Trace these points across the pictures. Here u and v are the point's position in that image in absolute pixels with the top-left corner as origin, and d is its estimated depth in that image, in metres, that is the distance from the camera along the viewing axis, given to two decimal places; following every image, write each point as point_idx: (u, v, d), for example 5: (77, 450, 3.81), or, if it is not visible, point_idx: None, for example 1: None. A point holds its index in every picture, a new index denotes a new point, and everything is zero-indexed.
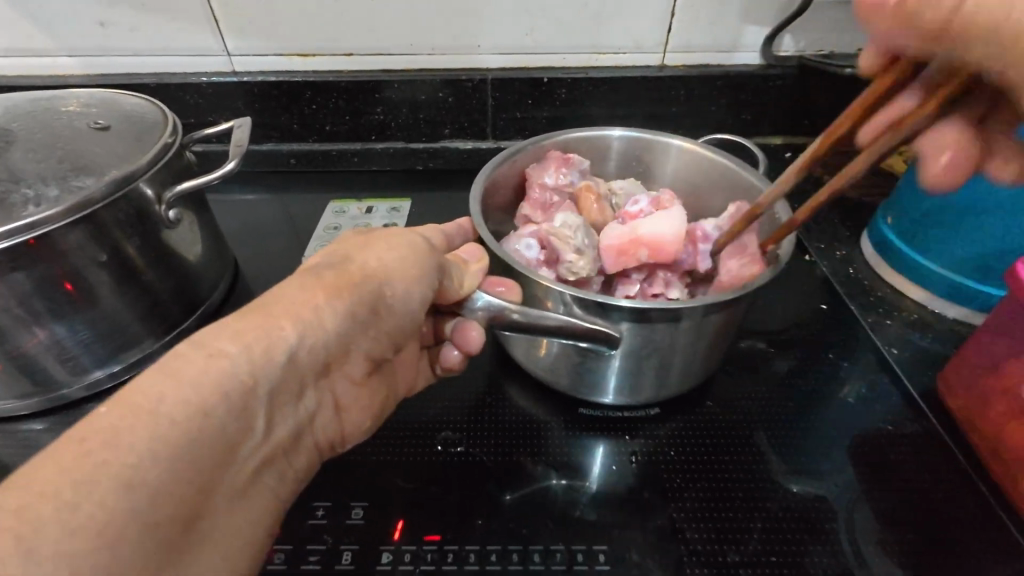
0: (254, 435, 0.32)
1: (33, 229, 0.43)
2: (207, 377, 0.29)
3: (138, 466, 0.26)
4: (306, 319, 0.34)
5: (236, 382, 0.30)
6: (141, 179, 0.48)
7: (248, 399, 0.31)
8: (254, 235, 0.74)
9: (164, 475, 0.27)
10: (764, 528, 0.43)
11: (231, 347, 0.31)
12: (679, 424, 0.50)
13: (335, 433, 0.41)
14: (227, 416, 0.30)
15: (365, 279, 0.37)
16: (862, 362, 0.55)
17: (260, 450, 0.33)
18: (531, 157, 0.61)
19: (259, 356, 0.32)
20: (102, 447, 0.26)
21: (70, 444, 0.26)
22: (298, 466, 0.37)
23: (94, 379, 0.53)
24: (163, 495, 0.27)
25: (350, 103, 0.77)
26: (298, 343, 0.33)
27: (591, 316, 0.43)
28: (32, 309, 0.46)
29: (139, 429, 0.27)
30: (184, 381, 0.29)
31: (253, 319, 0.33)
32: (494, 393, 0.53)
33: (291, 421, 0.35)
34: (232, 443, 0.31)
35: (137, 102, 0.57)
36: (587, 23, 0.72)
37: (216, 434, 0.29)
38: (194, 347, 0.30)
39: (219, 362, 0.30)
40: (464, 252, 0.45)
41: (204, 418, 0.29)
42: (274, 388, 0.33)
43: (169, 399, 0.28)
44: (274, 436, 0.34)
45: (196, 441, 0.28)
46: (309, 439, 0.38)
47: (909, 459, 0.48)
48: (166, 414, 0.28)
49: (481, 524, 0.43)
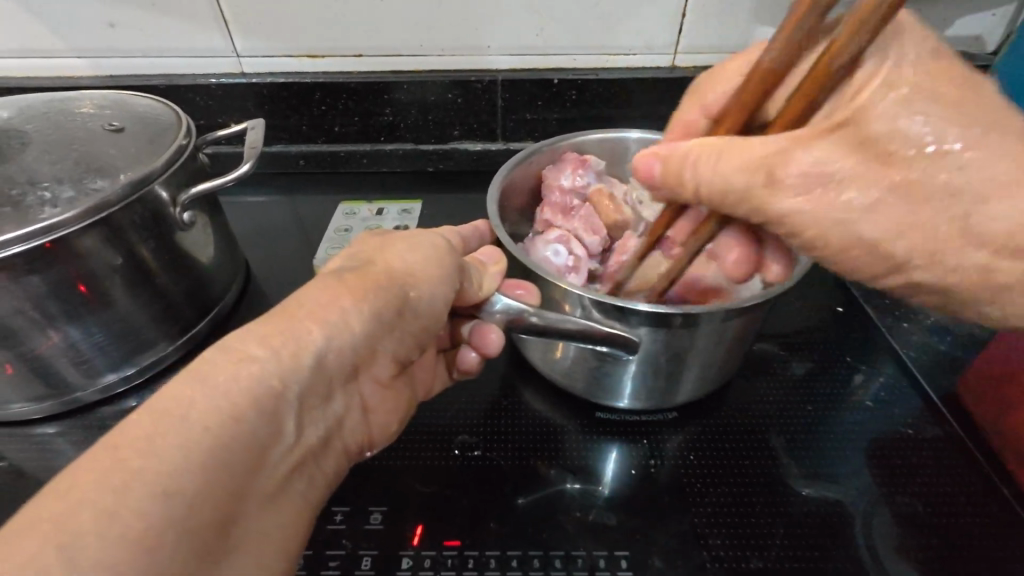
0: (284, 439, 0.32)
1: (51, 232, 0.43)
2: (236, 383, 0.29)
3: (175, 472, 0.26)
4: (332, 321, 0.34)
5: (265, 387, 0.30)
6: (157, 182, 0.48)
7: (277, 404, 0.31)
8: (264, 236, 0.74)
9: (200, 480, 0.27)
10: (786, 534, 0.43)
11: (256, 352, 0.31)
12: (696, 428, 0.50)
13: (362, 437, 0.40)
14: (258, 420, 0.30)
15: (387, 282, 0.36)
16: (880, 365, 0.55)
17: (290, 455, 0.32)
18: (545, 158, 0.61)
19: (287, 361, 0.31)
20: (139, 454, 0.26)
21: (101, 450, 0.26)
22: (328, 470, 0.37)
23: (108, 382, 0.53)
24: (201, 500, 0.26)
25: (360, 104, 0.77)
26: (325, 346, 0.33)
27: (611, 321, 0.43)
28: (47, 311, 0.46)
29: (173, 435, 0.27)
30: (212, 385, 0.29)
31: (278, 322, 0.32)
32: (510, 396, 0.53)
33: (321, 425, 0.35)
34: (264, 446, 0.30)
35: (150, 103, 0.57)
36: (598, 24, 0.72)
37: (250, 439, 0.29)
38: (219, 352, 0.30)
39: (247, 365, 0.30)
40: (482, 255, 0.45)
41: (236, 423, 0.29)
42: (303, 393, 0.32)
43: (199, 404, 0.28)
44: (306, 442, 0.33)
45: (229, 446, 0.28)
46: (339, 441, 0.38)
47: (930, 463, 0.48)
48: (199, 420, 0.27)
49: (499, 529, 0.43)
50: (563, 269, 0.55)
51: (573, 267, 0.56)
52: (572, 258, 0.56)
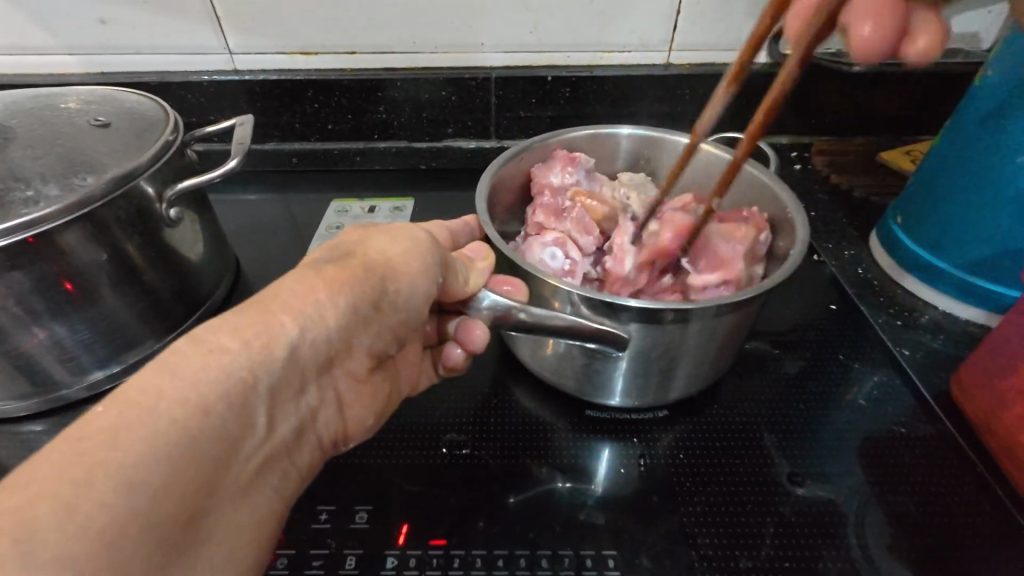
0: (256, 432, 0.31)
1: (33, 227, 0.42)
2: (205, 374, 0.29)
3: (139, 464, 0.25)
4: (308, 313, 0.33)
5: (235, 378, 0.30)
6: (142, 177, 0.48)
7: (248, 397, 0.30)
8: (255, 234, 0.73)
9: (165, 472, 0.26)
10: (776, 534, 0.42)
11: (228, 343, 0.30)
12: (687, 427, 0.50)
13: (338, 430, 0.40)
14: (228, 412, 0.29)
15: (365, 273, 0.36)
16: (874, 363, 0.54)
17: (261, 448, 0.32)
18: (537, 156, 0.61)
19: (258, 352, 0.31)
20: (102, 445, 0.25)
21: (62, 444, 0.25)
22: (302, 464, 0.37)
23: (95, 380, 0.52)
24: (167, 491, 0.26)
25: (353, 102, 0.77)
26: (299, 338, 0.33)
27: (599, 317, 0.42)
28: (31, 308, 0.45)
29: (140, 428, 0.26)
30: (181, 376, 0.28)
31: (252, 314, 0.32)
32: (499, 394, 0.52)
33: (294, 419, 0.35)
34: (234, 439, 0.30)
35: (138, 99, 0.57)
36: (592, 21, 0.72)
37: (219, 431, 0.29)
38: (191, 343, 0.29)
39: (218, 357, 0.29)
40: (470, 250, 0.44)
41: (204, 416, 0.28)
42: (274, 385, 0.32)
43: (167, 396, 0.27)
44: (276, 435, 0.33)
45: (197, 438, 0.28)
46: (313, 435, 0.37)
47: (923, 462, 0.47)
48: (166, 412, 0.27)
49: (486, 528, 0.42)
50: (562, 270, 0.54)
51: (570, 269, 0.54)
52: (570, 258, 0.54)
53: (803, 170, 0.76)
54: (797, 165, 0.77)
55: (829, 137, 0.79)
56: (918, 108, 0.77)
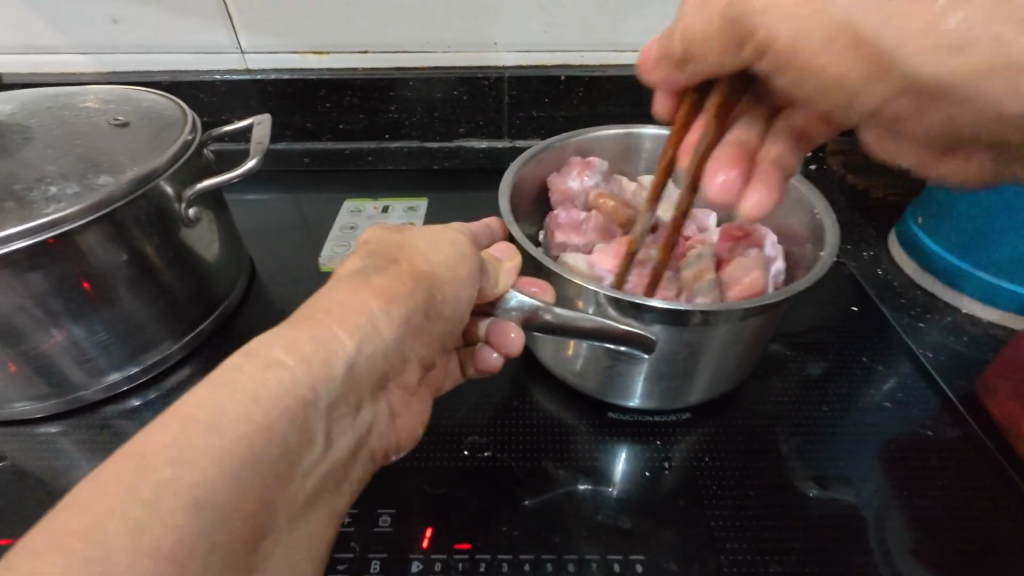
0: (315, 447, 0.30)
1: (54, 228, 0.42)
2: (267, 389, 0.28)
3: (206, 484, 0.25)
4: (363, 326, 0.33)
5: (297, 396, 0.29)
6: (161, 178, 0.47)
7: (308, 413, 0.30)
8: (268, 234, 0.73)
9: (230, 492, 0.26)
10: (804, 538, 0.42)
11: (286, 358, 0.30)
12: (709, 430, 0.49)
13: (389, 442, 0.39)
14: (291, 429, 0.29)
15: (411, 283, 0.36)
16: (896, 365, 0.54)
17: (319, 464, 0.31)
18: (559, 155, 0.60)
19: (319, 369, 0.30)
20: (168, 464, 0.25)
21: (124, 459, 0.25)
22: (355, 477, 0.35)
23: (112, 381, 0.52)
24: (232, 512, 0.26)
25: (366, 101, 0.76)
26: (356, 353, 0.32)
27: (626, 318, 0.42)
28: (49, 309, 0.45)
29: (204, 446, 0.26)
30: (245, 393, 0.28)
31: (307, 327, 0.31)
32: (519, 396, 0.52)
33: (350, 435, 0.34)
34: (293, 455, 0.29)
35: (154, 98, 0.56)
36: (607, 21, 0.71)
37: (281, 449, 0.28)
38: (248, 358, 0.29)
39: (277, 371, 0.29)
40: (497, 250, 0.43)
41: (267, 434, 0.27)
42: (334, 401, 0.31)
43: (231, 413, 0.27)
44: (334, 451, 0.32)
45: (263, 458, 0.27)
46: (367, 448, 0.36)
47: (952, 465, 0.47)
48: (232, 431, 0.26)
49: (509, 531, 0.42)
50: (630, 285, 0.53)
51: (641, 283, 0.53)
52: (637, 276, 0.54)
53: (818, 170, 0.76)
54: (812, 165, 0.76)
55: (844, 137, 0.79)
56: None
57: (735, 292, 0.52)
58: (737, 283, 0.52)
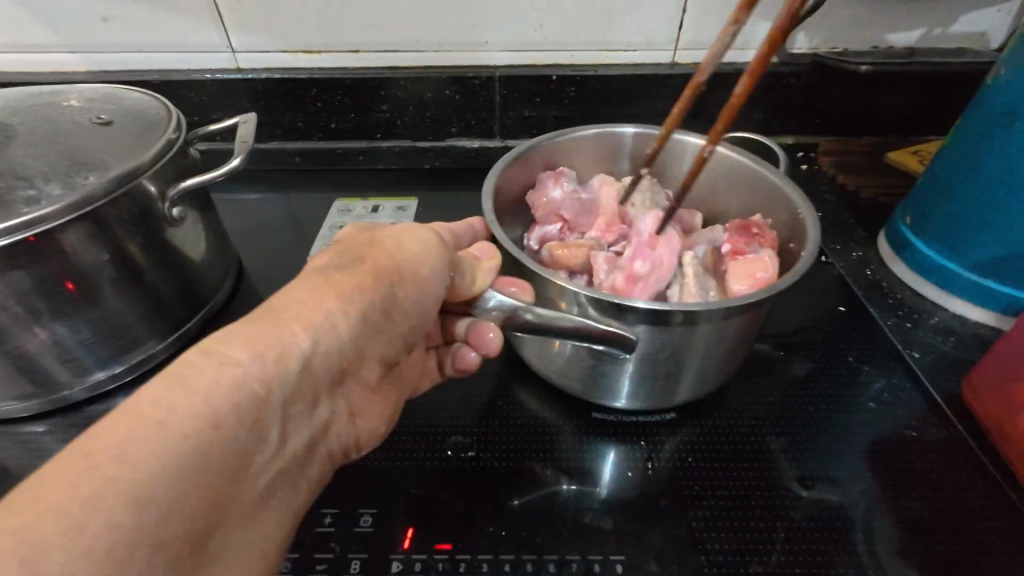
0: (268, 446, 0.30)
1: (33, 227, 0.42)
2: (218, 387, 0.28)
3: (150, 483, 0.25)
4: (319, 324, 0.32)
5: (249, 391, 0.29)
6: (144, 176, 0.47)
7: (261, 410, 0.29)
8: (258, 233, 0.73)
9: (174, 489, 0.25)
10: (787, 539, 0.42)
11: (241, 356, 0.29)
12: (695, 430, 0.49)
13: (350, 439, 0.39)
14: (240, 428, 0.28)
15: (375, 281, 0.35)
16: (882, 365, 0.54)
17: (272, 463, 0.31)
18: (544, 156, 0.60)
19: (272, 364, 0.30)
20: (110, 462, 0.24)
21: (66, 458, 0.24)
22: (312, 477, 0.36)
23: (96, 380, 0.52)
24: (177, 509, 0.26)
25: (357, 101, 0.76)
26: (312, 350, 0.32)
27: (607, 318, 0.42)
28: (32, 308, 0.45)
29: (149, 443, 0.25)
30: (194, 389, 0.27)
31: (262, 324, 0.31)
32: (504, 397, 0.52)
33: (305, 432, 0.34)
34: (245, 453, 0.29)
35: (141, 97, 0.56)
36: (597, 20, 0.71)
37: (231, 447, 0.28)
38: (202, 356, 0.29)
39: (231, 369, 0.29)
40: (476, 249, 0.44)
41: (214, 431, 0.27)
42: (289, 397, 0.31)
43: (178, 410, 0.26)
44: (288, 450, 0.32)
45: (210, 456, 0.27)
46: (324, 448, 0.36)
47: (934, 467, 0.47)
48: (175, 427, 0.26)
49: (492, 532, 0.42)
50: (615, 286, 0.52)
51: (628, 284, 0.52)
52: (625, 275, 0.53)
53: (808, 170, 0.76)
54: (803, 165, 0.76)
55: (836, 137, 0.79)
56: (925, 108, 0.76)
57: (745, 288, 0.51)
58: (743, 278, 0.51)
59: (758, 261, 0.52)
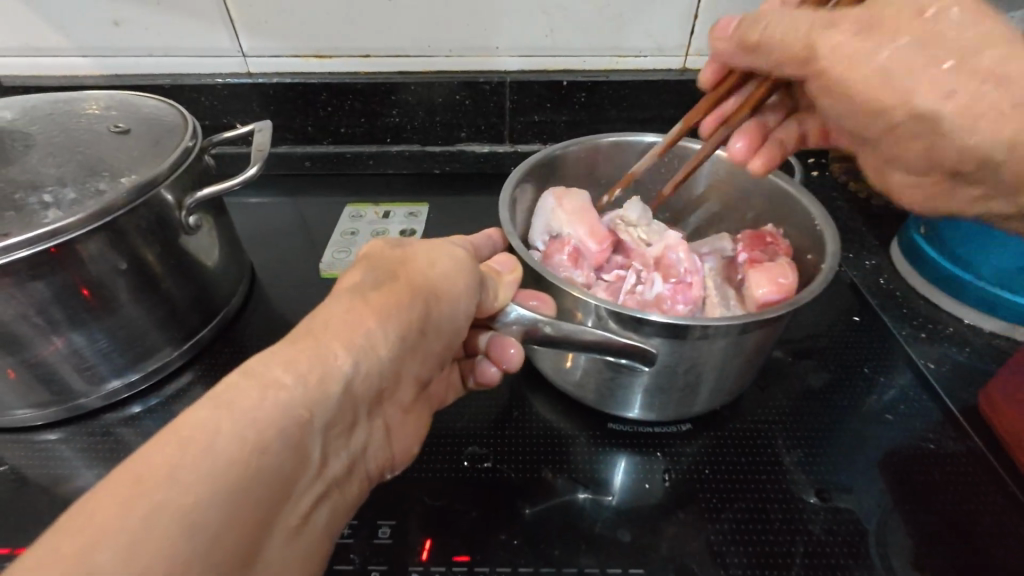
0: (309, 469, 0.30)
1: (54, 237, 0.42)
2: (262, 411, 0.28)
3: (198, 510, 0.25)
4: (358, 344, 0.32)
5: (292, 416, 0.29)
6: (162, 185, 0.47)
7: (303, 435, 0.29)
8: (269, 238, 0.73)
9: (223, 517, 0.26)
10: (806, 553, 0.42)
11: (286, 380, 0.29)
12: (712, 441, 0.49)
13: (386, 459, 0.39)
14: (284, 454, 0.28)
15: (410, 298, 0.35)
16: (900, 375, 0.54)
17: (313, 486, 0.31)
18: (559, 164, 0.60)
19: (314, 389, 0.30)
20: (158, 486, 0.24)
21: (119, 482, 0.24)
22: (351, 496, 0.35)
23: (112, 388, 0.52)
24: (224, 538, 0.26)
25: (367, 105, 0.76)
26: (354, 373, 0.32)
27: (626, 331, 0.42)
28: (50, 317, 0.45)
29: (197, 468, 0.25)
30: (238, 413, 0.27)
31: (300, 345, 0.31)
32: (519, 406, 0.52)
33: (345, 454, 0.33)
34: (289, 477, 0.29)
35: (156, 104, 0.56)
36: (609, 26, 0.71)
37: (275, 471, 0.28)
38: (245, 376, 0.29)
39: (274, 394, 0.29)
40: (497, 262, 0.43)
41: (260, 456, 0.27)
42: (331, 419, 0.31)
43: (224, 435, 0.26)
44: (329, 472, 0.32)
45: (256, 480, 0.27)
46: (363, 467, 0.36)
47: (953, 480, 0.47)
48: (225, 451, 0.26)
49: (510, 542, 0.42)
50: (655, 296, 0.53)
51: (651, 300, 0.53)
52: (670, 285, 0.53)
53: (820, 177, 0.76)
54: (814, 171, 0.76)
55: None
56: None
57: (765, 292, 0.51)
58: (762, 284, 0.51)
59: (778, 269, 0.51)
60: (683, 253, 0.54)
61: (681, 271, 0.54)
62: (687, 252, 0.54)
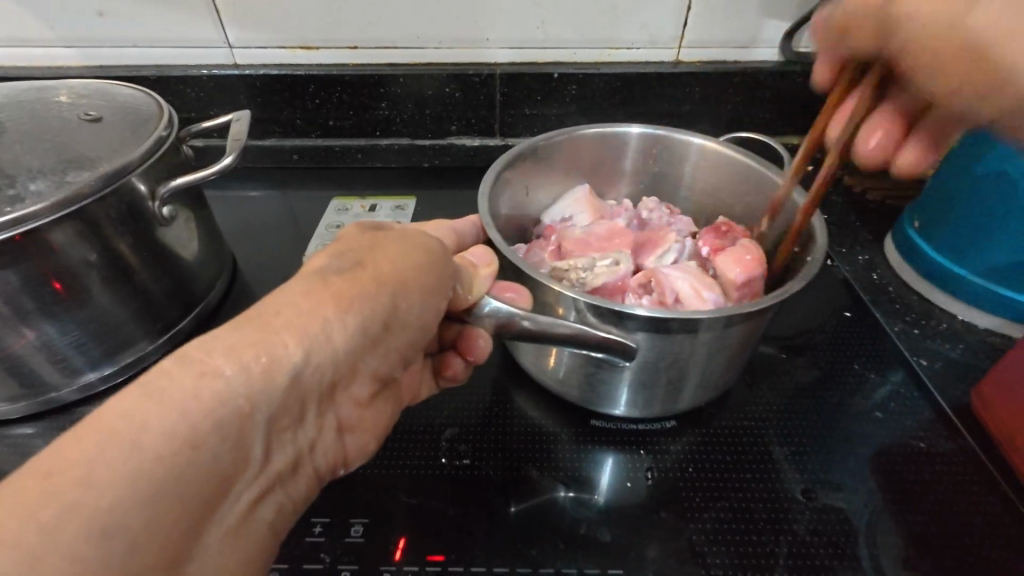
0: (252, 462, 0.30)
1: (20, 224, 0.41)
2: (196, 402, 0.27)
3: (114, 510, 0.24)
4: (313, 333, 0.31)
5: (232, 407, 0.28)
6: (133, 174, 0.46)
7: (244, 427, 0.29)
8: (255, 231, 0.72)
9: (145, 516, 0.25)
10: (791, 554, 0.40)
11: (226, 365, 0.28)
12: (697, 438, 0.48)
13: (336, 456, 0.37)
14: (221, 449, 0.28)
15: (377, 288, 0.34)
16: (888, 373, 0.53)
17: (258, 479, 0.30)
18: (543, 154, 0.59)
19: (259, 378, 0.29)
20: (75, 484, 0.24)
21: (31, 473, 0.24)
22: (298, 494, 0.34)
23: (88, 381, 0.51)
24: (146, 538, 0.25)
25: (355, 97, 0.75)
26: (304, 363, 0.30)
27: (605, 326, 0.41)
28: (19, 307, 0.44)
29: (118, 465, 0.25)
30: (168, 405, 0.26)
31: (251, 330, 0.30)
32: (502, 402, 0.51)
33: (291, 448, 0.33)
34: (227, 474, 0.28)
35: (133, 93, 0.55)
36: (603, 18, 0.70)
37: (207, 467, 0.27)
38: (183, 364, 0.28)
39: (211, 383, 0.27)
40: (473, 254, 0.42)
41: (194, 450, 0.26)
42: (275, 411, 0.30)
43: (152, 428, 0.26)
44: (273, 465, 0.31)
45: (184, 475, 0.26)
46: (310, 464, 0.35)
47: (944, 479, 0.45)
48: (151, 447, 0.25)
49: (488, 539, 0.41)
50: (664, 285, 0.50)
51: (659, 300, 0.50)
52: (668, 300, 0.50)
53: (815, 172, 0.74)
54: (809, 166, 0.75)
55: None
56: None
57: (739, 273, 0.51)
58: (733, 266, 0.51)
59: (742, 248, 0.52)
60: (673, 277, 0.50)
61: (672, 286, 0.50)
62: (675, 276, 0.50)
